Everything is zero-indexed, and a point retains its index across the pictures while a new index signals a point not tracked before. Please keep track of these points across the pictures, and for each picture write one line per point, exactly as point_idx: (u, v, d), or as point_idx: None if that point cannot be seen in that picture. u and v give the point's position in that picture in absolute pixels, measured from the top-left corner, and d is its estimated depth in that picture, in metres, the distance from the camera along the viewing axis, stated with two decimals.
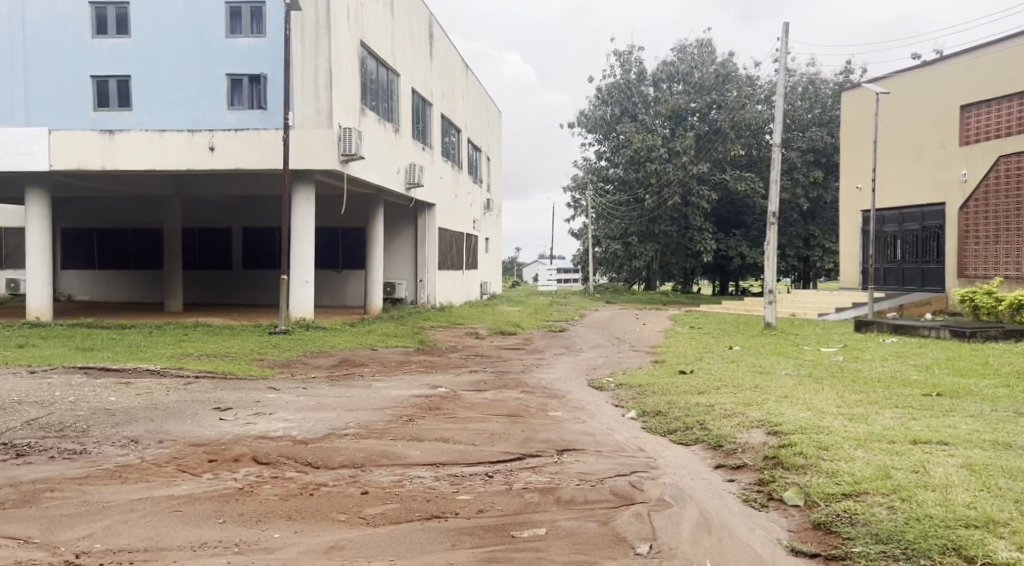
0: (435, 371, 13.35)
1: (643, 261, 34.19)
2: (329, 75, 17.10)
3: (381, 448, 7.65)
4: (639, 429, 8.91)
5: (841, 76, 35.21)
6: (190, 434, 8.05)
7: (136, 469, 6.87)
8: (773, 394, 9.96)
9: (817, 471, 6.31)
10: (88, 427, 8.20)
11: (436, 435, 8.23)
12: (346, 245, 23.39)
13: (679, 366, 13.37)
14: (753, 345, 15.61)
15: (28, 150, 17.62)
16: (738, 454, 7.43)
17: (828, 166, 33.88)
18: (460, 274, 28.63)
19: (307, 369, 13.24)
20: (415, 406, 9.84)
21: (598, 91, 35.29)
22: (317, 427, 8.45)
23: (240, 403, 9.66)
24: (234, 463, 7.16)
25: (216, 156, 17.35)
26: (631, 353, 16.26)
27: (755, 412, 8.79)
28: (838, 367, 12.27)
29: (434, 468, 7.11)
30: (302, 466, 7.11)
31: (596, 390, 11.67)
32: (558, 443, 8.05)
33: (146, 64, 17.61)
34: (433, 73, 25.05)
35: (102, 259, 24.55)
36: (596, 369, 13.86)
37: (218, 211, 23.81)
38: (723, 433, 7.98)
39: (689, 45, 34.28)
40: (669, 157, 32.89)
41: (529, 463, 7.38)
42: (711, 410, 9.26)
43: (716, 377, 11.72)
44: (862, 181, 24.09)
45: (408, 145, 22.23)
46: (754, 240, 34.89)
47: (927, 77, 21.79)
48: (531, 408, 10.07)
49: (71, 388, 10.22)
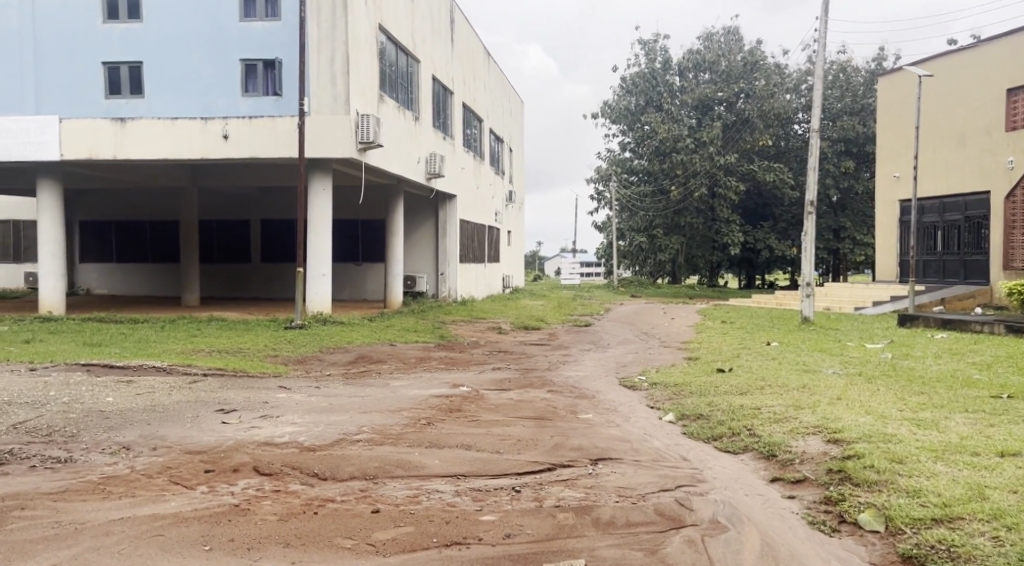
0: (456, 368, 12.61)
1: (668, 253, 33.26)
2: (345, 61, 16.36)
3: (395, 457, 6.90)
4: (680, 434, 8.10)
5: (874, 63, 34.05)
6: (188, 440, 7.34)
7: (123, 481, 6.16)
8: (824, 396, 9.10)
9: (896, 489, 5.50)
10: (78, 432, 7.51)
11: (456, 441, 7.47)
12: (365, 237, 22.70)
13: (716, 363, 12.49)
14: (791, 341, 14.73)
15: (39, 139, 17.04)
16: (796, 466, 6.60)
17: (860, 156, 32.78)
18: (482, 267, 27.88)
19: (322, 367, 12.53)
20: (434, 407, 9.08)
21: (623, 81, 34.26)
22: (327, 432, 7.71)
23: (246, 404, 8.95)
24: (232, 474, 6.44)
25: (230, 144, 16.69)
26: (661, 349, 15.41)
27: (808, 416, 7.96)
28: (889, 365, 11.37)
29: (454, 482, 6.36)
30: (307, 478, 6.37)
31: (628, 390, 10.85)
32: (591, 452, 7.26)
33: (157, 50, 16.97)
34: (454, 60, 24.28)
35: (120, 252, 24.04)
36: (626, 367, 13.01)
37: (235, 203, 23.20)
38: (776, 441, 7.16)
39: (716, 33, 33.38)
40: (696, 147, 31.92)
41: (560, 474, 6.60)
42: (758, 413, 8.42)
43: (757, 376, 10.87)
44: (900, 170, 23.00)
45: (428, 134, 21.50)
46: (782, 232, 33.76)
47: (971, 60, 20.73)
48: (558, 410, 9.30)
49: (68, 388, 9.57)
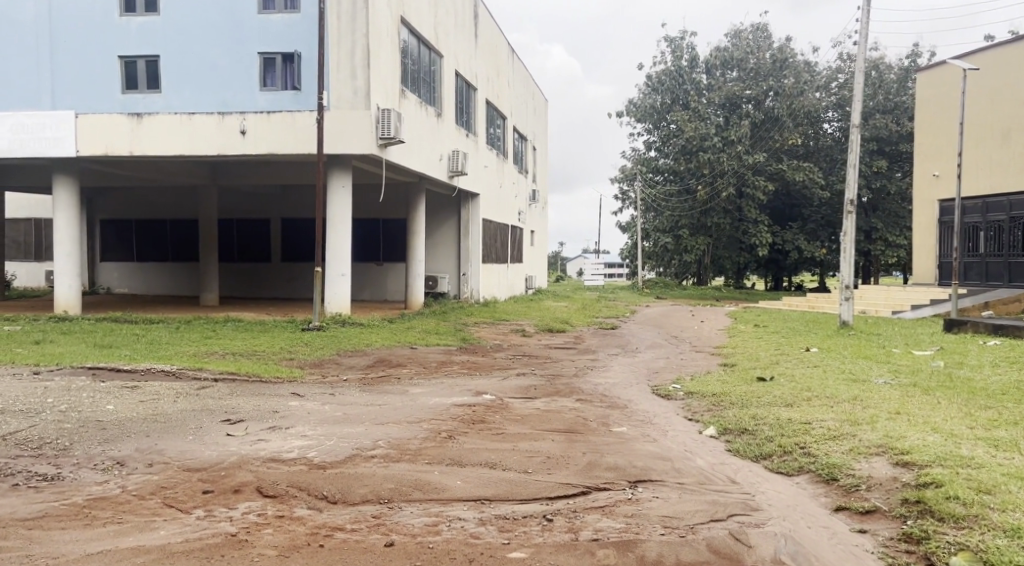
0: (479, 373, 11.97)
1: (694, 255, 32.43)
2: (366, 54, 15.76)
3: (414, 476, 6.25)
4: (724, 452, 7.39)
5: (908, 60, 32.96)
6: (188, 454, 6.72)
7: (110, 504, 5.59)
8: (881, 410, 8.33)
9: (989, 529, 4.95)
10: (70, 444, 6.92)
11: (479, 459, 6.79)
12: (387, 238, 22.12)
13: (755, 371, 11.73)
14: (832, 347, 13.92)
15: (54, 134, 16.58)
16: (863, 492, 5.91)
17: (892, 155, 31.71)
18: (504, 267, 27.20)
19: (339, 371, 11.95)
20: (456, 418, 8.42)
21: (648, 78, 33.53)
22: (340, 446, 7.07)
23: (254, 413, 8.32)
24: (232, 496, 5.82)
25: (248, 140, 16.15)
26: (694, 355, 14.64)
27: (868, 434, 7.19)
28: (944, 375, 10.57)
29: (479, 506, 5.74)
30: (315, 502, 5.75)
31: (663, 400, 10.11)
32: (629, 472, 6.58)
33: (174, 44, 16.47)
34: (477, 55, 23.63)
35: (140, 251, 23.63)
36: (659, 374, 12.26)
37: (255, 201, 22.71)
38: (835, 462, 6.41)
39: (744, 29, 32.55)
40: (724, 146, 31.03)
41: (597, 499, 5.93)
42: (810, 428, 7.68)
43: (802, 386, 10.11)
44: (940, 168, 22.07)
45: (450, 130, 20.88)
46: (811, 233, 32.67)
47: (1018, 53, 19.76)
48: (590, 422, 8.60)
49: (67, 394, 8.98)
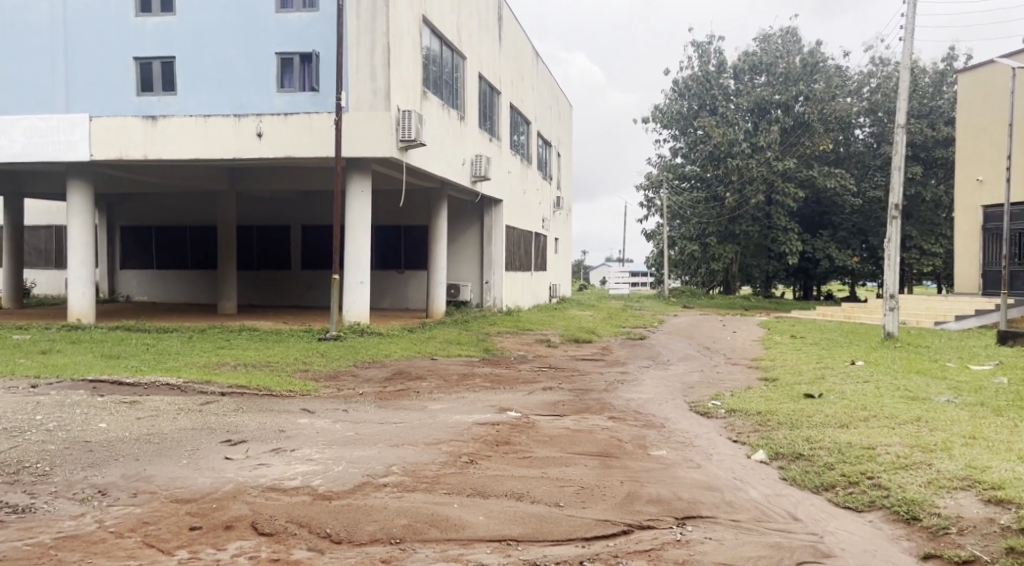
0: (501, 387, 11.19)
1: (723, 263, 31.45)
2: (386, 52, 15.10)
3: (431, 508, 5.51)
4: (778, 480, 6.54)
5: (944, 63, 31.80)
6: (178, 482, 5.99)
7: (82, 545, 4.92)
8: (953, 433, 7.46)
9: None
10: (50, 470, 6.21)
11: (504, 488, 6.01)
12: (408, 245, 21.43)
13: (801, 387, 10.82)
14: (879, 361, 12.97)
15: (67, 138, 16.03)
16: (953, 536, 5.15)
17: (928, 162, 30.57)
18: (528, 274, 26.46)
19: (355, 384, 11.21)
20: (478, 440, 7.64)
21: (675, 84, 32.70)
22: (348, 473, 6.31)
23: (257, 433, 7.58)
24: (223, 533, 5.10)
25: (264, 142, 15.46)
26: (730, 368, 13.73)
27: (946, 462, 6.32)
28: (1011, 393, 9.62)
29: (506, 548, 5.03)
30: (316, 541, 5.03)
31: (704, 419, 9.24)
32: (675, 504, 5.79)
33: (190, 44, 15.90)
34: (501, 59, 22.90)
35: (160, 258, 23.13)
36: (695, 389, 11.40)
37: (274, 208, 22.13)
38: (914, 497, 5.57)
39: (773, 33, 31.51)
40: (753, 152, 30.07)
41: (640, 540, 5.17)
42: (876, 454, 6.83)
43: (856, 404, 9.22)
44: (985, 173, 21.04)
45: (473, 133, 20.12)
46: (843, 240, 31.53)
47: None
48: (625, 444, 7.79)
49: (60, 410, 8.30)
